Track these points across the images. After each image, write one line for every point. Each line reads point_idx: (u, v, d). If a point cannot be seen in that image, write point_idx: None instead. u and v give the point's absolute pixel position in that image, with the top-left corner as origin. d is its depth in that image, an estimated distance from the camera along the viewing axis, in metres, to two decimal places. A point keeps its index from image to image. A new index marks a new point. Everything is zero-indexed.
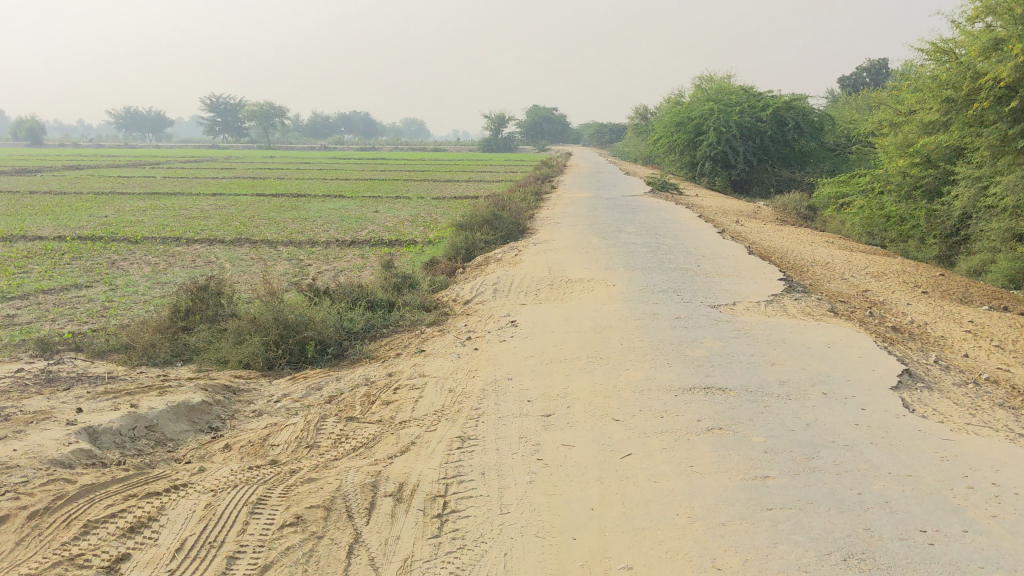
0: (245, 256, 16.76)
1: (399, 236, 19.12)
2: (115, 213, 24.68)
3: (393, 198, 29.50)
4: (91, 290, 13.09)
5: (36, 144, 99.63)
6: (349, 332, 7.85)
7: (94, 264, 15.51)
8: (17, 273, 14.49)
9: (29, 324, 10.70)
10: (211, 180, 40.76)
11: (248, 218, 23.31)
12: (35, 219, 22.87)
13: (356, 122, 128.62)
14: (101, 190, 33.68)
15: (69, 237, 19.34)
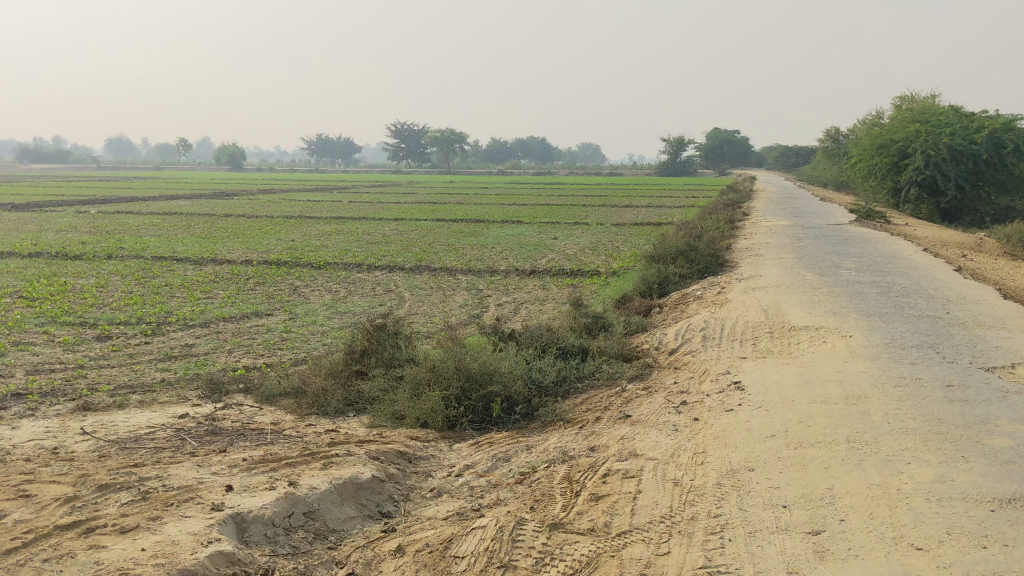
0: (425, 285, 16.12)
1: (581, 265, 18.05)
2: (302, 237, 24.91)
3: (573, 224, 28.52)
4: (270, 318, 12.69)
5: (235, 169, 105.86)
6: (541, 386, 6.71)
7: (276, 290, 15.25)
8: (201, 298, 14.37)
9: (205, 355, 10.25)
10: (394, 204, 41.33)
11: (428, 244, 22.92)
12: (227, 242, 23.34)
13: (532, 148, 129.70)
14: (290, 214, 34.51)
15: (256, 261, 19.40)
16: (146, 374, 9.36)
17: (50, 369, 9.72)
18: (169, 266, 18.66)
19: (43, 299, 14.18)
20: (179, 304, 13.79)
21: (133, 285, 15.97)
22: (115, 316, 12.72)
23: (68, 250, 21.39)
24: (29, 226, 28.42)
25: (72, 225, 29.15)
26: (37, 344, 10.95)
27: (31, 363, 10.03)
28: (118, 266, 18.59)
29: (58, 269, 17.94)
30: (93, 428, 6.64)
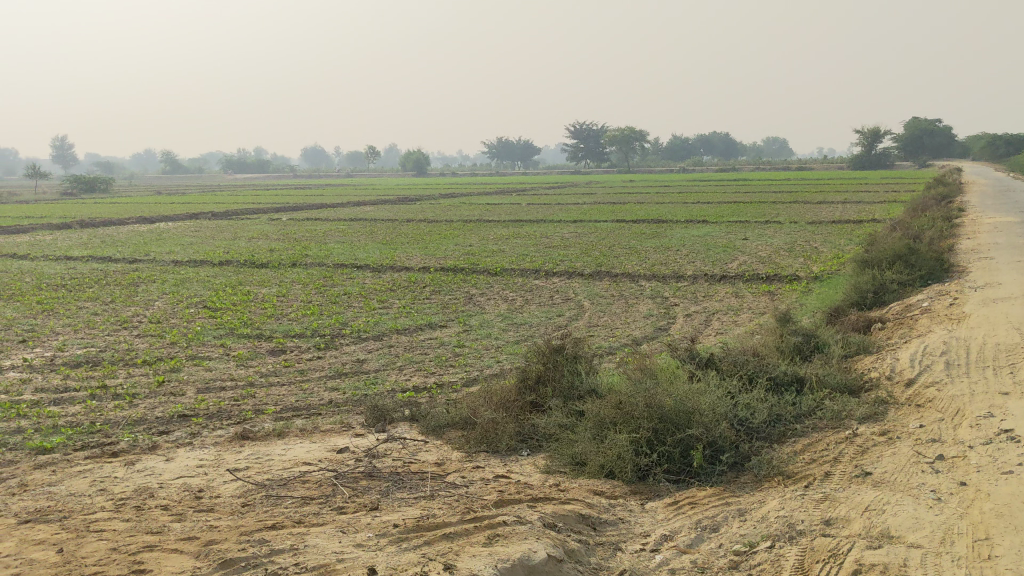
0: (606, 293, 15.11)
1: (777, 270, 16.53)
2: (480, 242, 24.48)
3: (763, 223, 26.77)
4: (444, 331, 12.05)
5: (419, 174, 108.64)
6: (749, 428, 5.60)
7: (452, 300, 14.68)
8: (377, 309, 13.98)
9: (375, 373, 9.66)
10: (573, 205, 40.63)
11: (608, 247, 21.92)
12: (407, 248, 23.19)
13: (714, 145, 126.14)
14: (469, 217, 34.43)
15: (433, 267, 19.02)
16: (313, 393, 8.83)
17: (220, 386, 9.38)
18: (349, 274, 18.55)
19: (224, 310, 14.19)
20: (354, 314, 13.43)
21: (311, 295, 15.83)
22: (290, 327, 12.44)
23: (255, 257, 21.81)
24: (225, 234, 29.51)
25: (263, 232, 30.07)
26: (212, 357, 10.74)
27: (204, 378, 9.75)
28: (300, 274, 18.65)
29: (243, 278, 18.16)
30: (245, 464, 6.04)
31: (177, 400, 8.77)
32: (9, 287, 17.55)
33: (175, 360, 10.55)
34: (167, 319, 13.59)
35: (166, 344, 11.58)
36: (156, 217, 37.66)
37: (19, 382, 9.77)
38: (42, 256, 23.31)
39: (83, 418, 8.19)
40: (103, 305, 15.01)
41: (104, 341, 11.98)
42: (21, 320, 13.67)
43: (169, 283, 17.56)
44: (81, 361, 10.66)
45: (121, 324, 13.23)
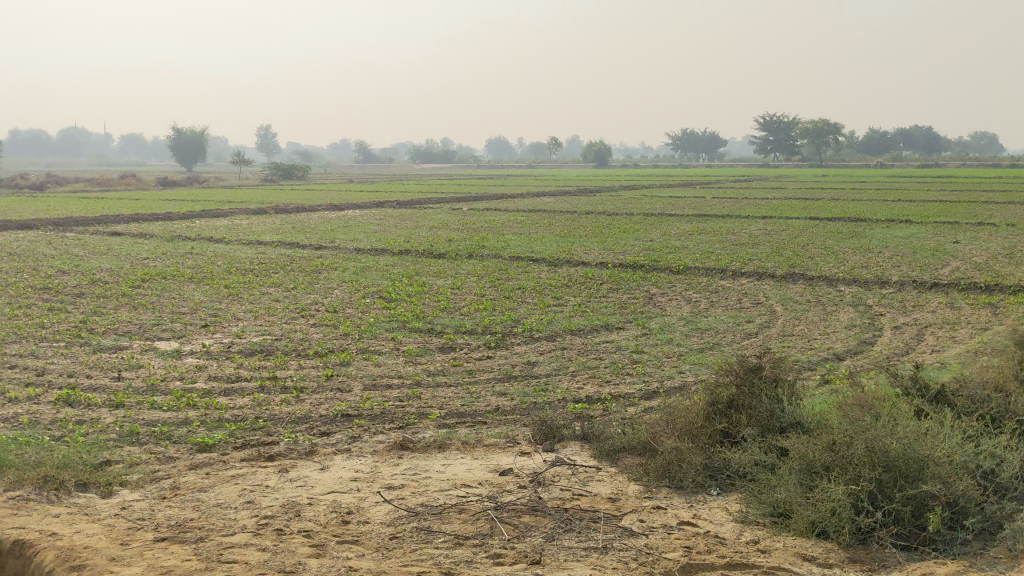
0: (801, 298, 13.86)
1: (998, 279, 14.76)
2: (663, 237, 23.47)
3: (976, 225, 24.40)
4: (622, 333, 11.28)
5: (601, 165, 107.91)
6: (998, 485, 4.65)
7: (631, 299, 13.87)
8: (552, 306, 13.36)
9: (547, 378, 9.01)
10: (761, 200, 38.75)
11: (801, 247, 20.49)
12: (586, 242, 22.50)
13: (915, 139, 118.63)
14: (651, 211, 33.38)
15: (612, 263, 18.25)
16: (481, 398, 8.26)
17: (387, 384, 8.98)
18: (525, 267, 18.06)
19: (399, 302, 13.95)
20: (528, 311, 12.86)
21: (487, 288, 15.40)
22: (463, 323, 11.98)
23: (435, 248, 21.71)
24: (407, 223, 29.80)
25: (444, 222, 30.18)
26: (382, 351, 10.40)
27: (371, 374, 9.39)
28: (477, 266, 18.29)
29: (421, 269, 17.99)
30: (401, 480, 5.49)
31: (342, 397, 8.42)
32: (202, 270, 18.13)
33: (346, 353, 10.26)
34: (343, 308, 13.46)
35: (339, 335, 11.36)
36: (344, 205, 38.73)
37: (196, 370, 9.75)
38: (235, 241, 24.16)
39: (248, 413, 7.96)
40: (284, 292, 15.13)
41: (280, 329, 11.92)
42: (206, 304, 13.93)
43: (349, 272, 17.61)
44: (256, 349, 10.58)
45: (298, 312, 13.20)
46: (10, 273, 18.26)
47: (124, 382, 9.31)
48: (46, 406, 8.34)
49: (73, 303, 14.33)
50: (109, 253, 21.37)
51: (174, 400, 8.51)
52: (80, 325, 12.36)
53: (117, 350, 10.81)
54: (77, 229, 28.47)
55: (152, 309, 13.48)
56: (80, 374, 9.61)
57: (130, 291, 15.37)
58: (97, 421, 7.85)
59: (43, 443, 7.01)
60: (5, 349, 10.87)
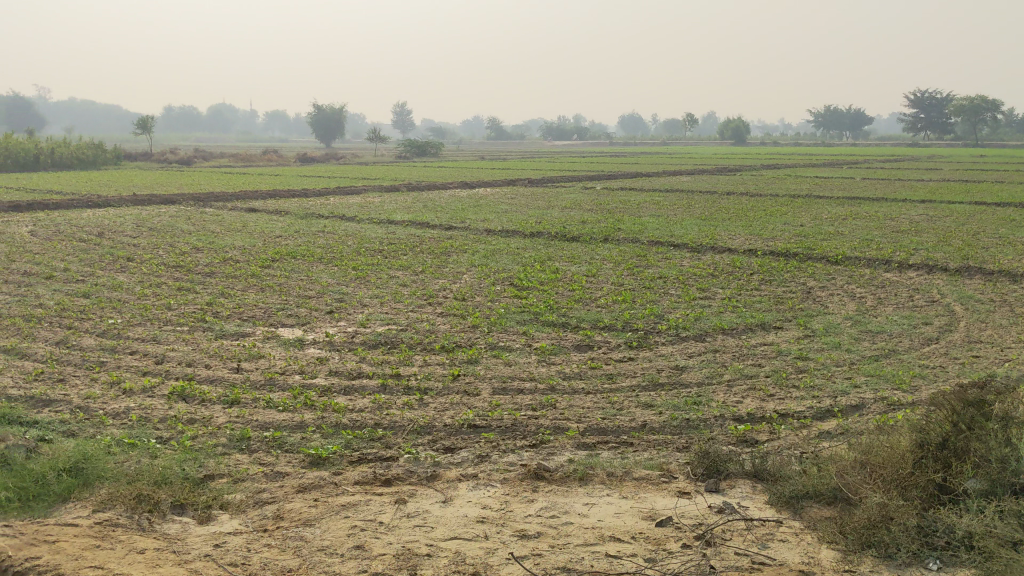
0: (984, 297, 12.26)
1: None
2: (814, 222, 21.79)
3: None
4: (780, 336, 10.06)
5: (738, 143, 104.44)
6: None
7: (786, 294, 12.56)
8: (698, 299, 12.20)
9: (700, 390, 7.95)
10: (918, 182, 36.10)
11: (974, 236, 18.50)
12: (729, 226, 21.08)
13: None
14: (799, 193, 31.40)
15: (761, 251, 16.87)
16: (625, 412, 7.29)
17: (519, 388, 8.08)
18: (666, 254, 16.87)
19: (531, 290, 13.04)
20: (673, 305, 11.75)
21: (625, 276, 14.35)
22: (601, 316, 10.98)
23: (569, 230, 20.77)
24: (540, 202, 28.88)
25: (578, 201, 29.14)
26: (514, 347, 9.50)
27: (502, 374, 8.50)
28: (614, 251, 17.21)
29: (555, 253, 17.06)
30: (536, 526, 4.60)
31: (470, 403, 7.58)
32: (332, 249, 17.68)
33: (474, 348, 9.41)
34: (472, 295, 12.65)
35: (468, 327, 10.53)
36: (476, 182, 38.23)
37: (316, 362, 9.07)
38: (367, 219, 23.79)
39: (367, 417, 7.20)
40: (412, 276, 14.47)
41: (405, 317, 11.19)
42: (333, 287, 13.38)
43: (480, 255, 16.85)
44: (380, 340, 9.86)
45: (426, 298, 12.47)
46: (146, 249, 18.29)
47: (241, 373, 8.72)
48: (159, 402, 7.82)
49: (202, 283, 14.04)
50: (244, 230, 21.33)
51: (291, 398, 7.84)
52: (205, 307, 11.96)
53: (239, 336, 10.29)
54: (216, 205, 28.77)
55: (278, 292, 13.01)
56: (198, 363, 9.11)
57: (259, 271, 15.02)
58: (207, 421, 7.25)
59: (149, 447, 6.45)
60: (129, 332, 10.54)
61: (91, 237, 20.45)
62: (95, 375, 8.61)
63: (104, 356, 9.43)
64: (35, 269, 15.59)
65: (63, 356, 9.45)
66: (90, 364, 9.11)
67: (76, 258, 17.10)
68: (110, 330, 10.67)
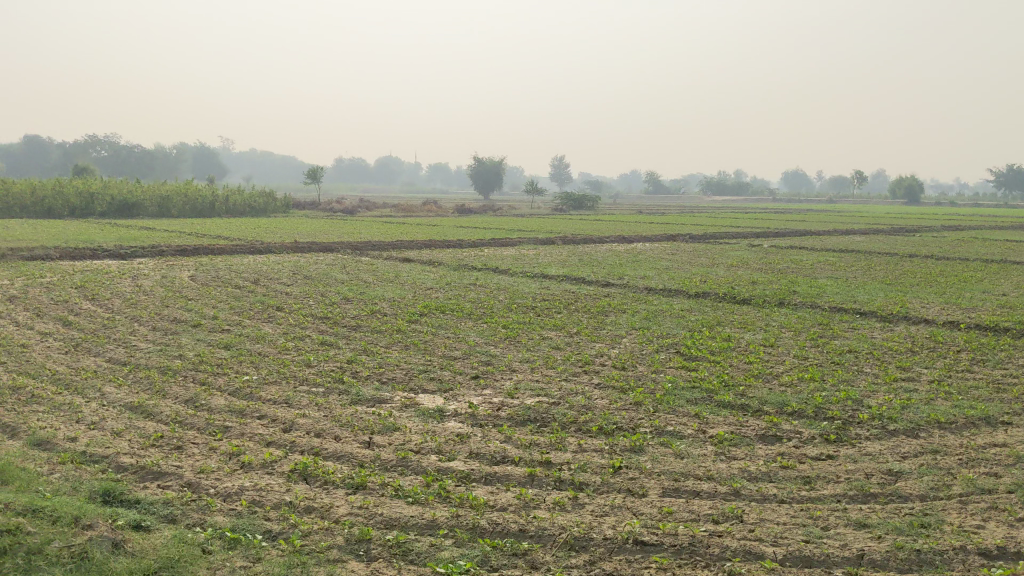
0: None
1: None
2: (1019, 291, 19.32)
3: None
4: (1015, 436, 8.20)
5: (912, 201, 99.15)
6: None
7: (1008, 379, 10.58)
8: (902, 382, 10.40)
9: (926, 510, 6.29)
10: None
11: None
12: (919, 294, 18.90)
13: None
14: (992, 257, 28.53)
15: (964, 323, 14.77)
16: (833, 538, 5.75)
17: (694, 490, 6.65)
18: (852, 323, 15.01)
19: (701, 360, 11.55)
20: (871, 388, 10.01)
21: (808, 348, 12.65)
22: (786, 398, 9.38)
23: (738, 291, 19.13)
24: (703, 259, 27.30)
25: (744, 260, 27.36)
26: (685, 435, 8.04)
27: (671, 470, 7.08)
28: (791, 318, 15.50)
29: (723, 317, 15.51)
30: None
31: (636, 507, 6.23)
32: (483, 305, 16.74)
33: (639, 434, 7.99)
34: (633, 364, 11.26)
35: (629, 405, 9.13)
36: (634, 236, 36.96)
37: (456, 440, 7.80)
38: (520, 272, 22.86)
39: (510, 519, 5.94)
40: (568, 338, 13.23)
41: (558, 387, 9.90)
42: (481, 348, 12.28)
43: (640, 316, 15.48)
44: (529, 416, 8.59)
45: (582, 365, 11.16)
46: (297, 298, 17.86)
47: (371, 449, 7.59)
48: (276, 483, 6.74)
49: (345, 338, 13.26)
50: (397, 281, 20.73)
51: (423, 485, 6.65)
52: (344, 366, 11.06)
53: (375, 402, 9.23)
54: (373, 254, 28.64)
55: (423, 352, 12.03)
56: (328, 433, 8.07)
57: (405, 327, 14.15)
58: (325, 512, 6.12)
59: (252, 548, 5.42)
60: (262, 391, 9.70)
61: (246, 284, 20.32)
62: (214, 445, 7.69)
63: (229, 419, 8.56)
64: (185, 317, 15.31)
65: (187, 418, 8.62)
66: (212, 430, 8.21)
67: (228, 305, 16.80)
68: (243, 388, 9.86)
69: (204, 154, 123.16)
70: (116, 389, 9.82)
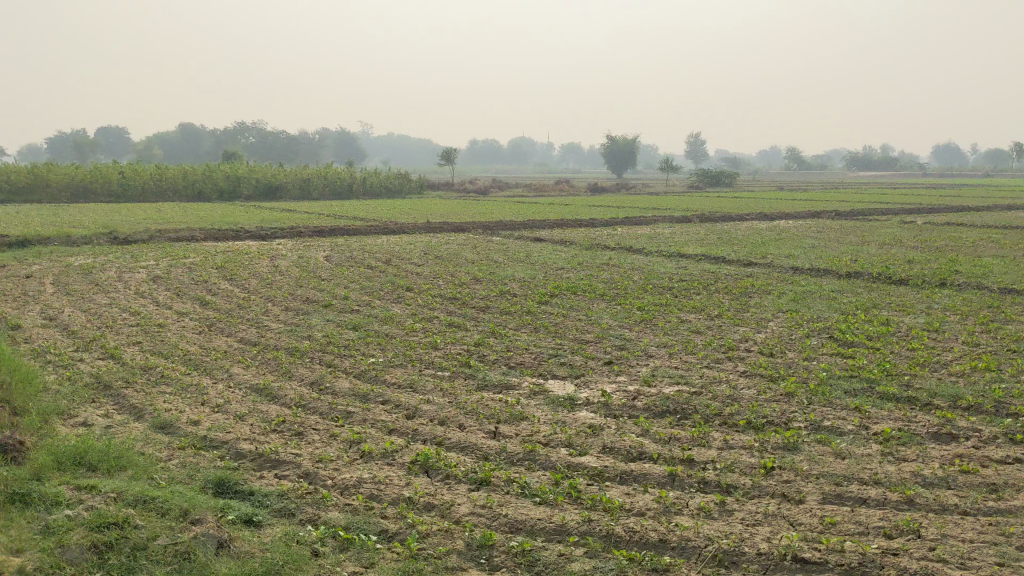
0: None
1: None
2: None
3: None
4: None
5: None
6: None
7: None
8: None
9: None
10: None
11: None
12: None
13: None
14: None
15: None
16: None
17: (859, 497, 5.84)
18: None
19: (857, 346, 10.54)
20: None
21: (978, 334, 11.41)
22: (959, 391, 8.35)
23: (893, 270, 17.74)
24: (851, 237, 25.73)
25: (898, 237, 25.64)
26: (844, 432, 7.20)
27: (832, 472, 6.28)
28: (956, 299, 14.15)
29: (879, 299, 14.30)
30: None
31: (792, 515, 5.49)
32: (617, 285, 16.04)
33: (792, 430, 7.19)
34: (781, 350, 10.36)
35: (779, 396, 8.31)
36: (776, 213, 35.38)
37: (588, 433, 7.17)
38: (655, 252, 22.01)
39: (649, 526, 5.31)
40: (708, 321, 12.39)
41: (699, 374, 9.15)
42: (615, 331, 11.61)
43: (787, 298, 14.46)
44: (668, 407, 7.89)
45: (725, 351, 10.34)
46: (427, 279, 17.61)
47: (497, 441, 7.05)
48: (396, 475, 6.29)
49: (474, 320, 12.83)
50: (528, 261, 20.25)
51: (552, 483, 6.07)
52: (472, 350, 10.61)
53: (503, 389, 8.71)
54: (505, 234, 28.29)
55: (553, 335, 11.47)
56: (452, 422, 7.59)
57: (536, 308, 13.64)
58: (445, 509, 5.62)
59: (366, 551, 4.98)
60: (386, 375, 9.33)
61: (378, 264, 20.26)
62: (335, 432, 7.32)
63: (352, 404, 8.19)
64: (317, 297, 15.24)
65: (310, 401, 8.32)
66: (334, 415, 7.85)
67: (359, 286, 16.69)
68: (367, 371, 9.52)
69: (345, 138, 126.29)
70: (243, 371, 9.66)
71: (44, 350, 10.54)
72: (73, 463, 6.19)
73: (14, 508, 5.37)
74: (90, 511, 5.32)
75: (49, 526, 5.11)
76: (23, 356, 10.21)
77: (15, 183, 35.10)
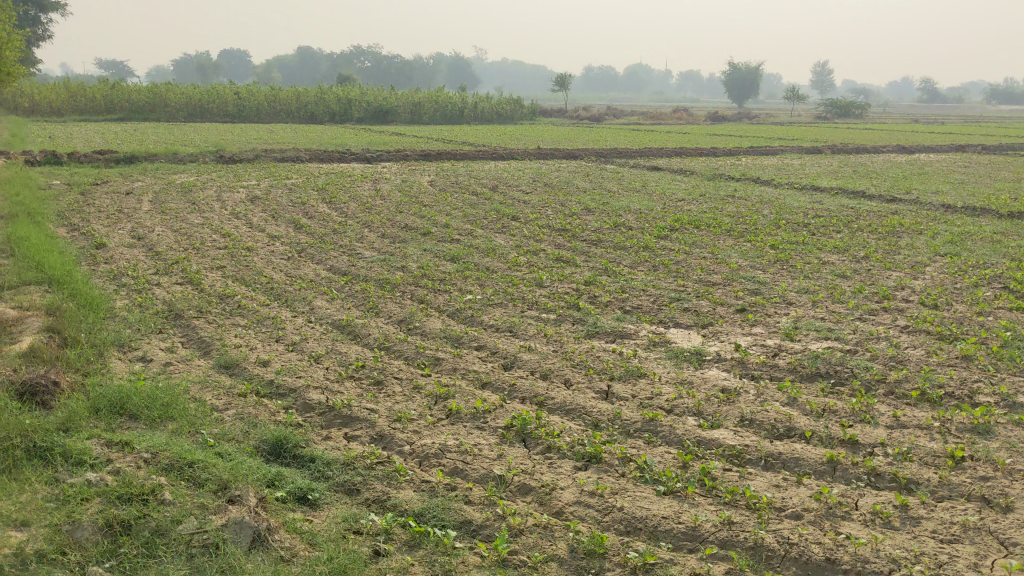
0: None
1: None
2: None
3: None
4: None
5: None
6: None
7: None
8: None
9: None
10: None
11: None
12: None
13: None
14: None
15: None
16: None
17: None
18: None
19: None
20: None
21: None
22: None
23: None
24: (1005, 173, 23.20)
25: None
26: None
27: None
28: None
29: None
30: None
31: (1004, 533, 4.14)
32: (745, 220, 14.45)
33: (981, 408, 5.75)
34: (947, 302, 8.77)
35: (956, 360, 6.82)
36: (915, 146, 32.59)
37: (721, 399, 5.89)
38: (784, 184, 20.23)
39: (812, 538, 4.04)
40: (854, 264, 10.82)
41: (852, 329, 7.70)
42: (746, 273, 10.17)
43: (943, 239, 12.69)
44: (818, 370, 6.52)
45: (879, 301, 8.80)
46: (535, 207, 16.38)
47: (610, 404, 5.85)
48: (486, 444, 5.16)
49: (585, 254, 11.58)
50: (645, 191, 18.78)
51: (679, 466, 4.84)
52: (581, 289, 9.37)
53: (617, 338, 7.48)
54: (619, 162, 26.74)
55: (674, 275, 10.13)
56: (557, 376, 6.42)
57: (653, 243, 12.27)
58: (545, 496, 4.48)
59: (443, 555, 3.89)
60: (483, 315, 8.20)
61: (484, 191, 19.13)
62: (419, 383, 6.24)
63: (442, 349, 7.10)
64: (417, 224, 14.20)
65: (395, 343, 7.26)
66: (421, 363, 6.78)
67: (462, 213, 15.60)
68: (462, 310, 8.41)
69: (458, 63, 124.89)
70: (327, 304, 8.69)
71: (121, 272, 9.79)
72: (113, 411, 5.28)
73: (31, 468, 4.46)
74: (114, 475, 4.36)
75: (64, 493, 4.17)
76: (98, 279, 9.47)
77: (135, 101, 35.10)
